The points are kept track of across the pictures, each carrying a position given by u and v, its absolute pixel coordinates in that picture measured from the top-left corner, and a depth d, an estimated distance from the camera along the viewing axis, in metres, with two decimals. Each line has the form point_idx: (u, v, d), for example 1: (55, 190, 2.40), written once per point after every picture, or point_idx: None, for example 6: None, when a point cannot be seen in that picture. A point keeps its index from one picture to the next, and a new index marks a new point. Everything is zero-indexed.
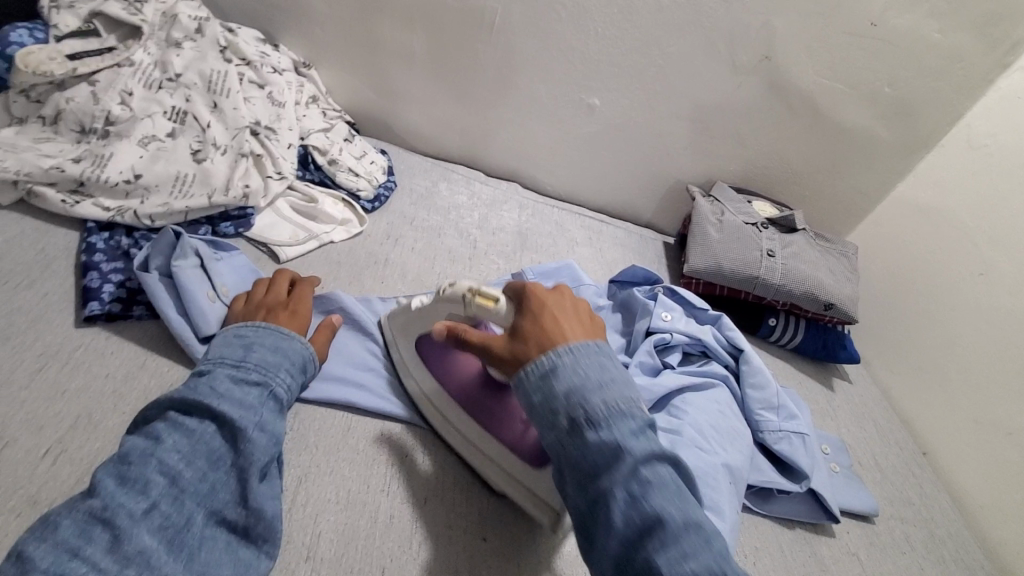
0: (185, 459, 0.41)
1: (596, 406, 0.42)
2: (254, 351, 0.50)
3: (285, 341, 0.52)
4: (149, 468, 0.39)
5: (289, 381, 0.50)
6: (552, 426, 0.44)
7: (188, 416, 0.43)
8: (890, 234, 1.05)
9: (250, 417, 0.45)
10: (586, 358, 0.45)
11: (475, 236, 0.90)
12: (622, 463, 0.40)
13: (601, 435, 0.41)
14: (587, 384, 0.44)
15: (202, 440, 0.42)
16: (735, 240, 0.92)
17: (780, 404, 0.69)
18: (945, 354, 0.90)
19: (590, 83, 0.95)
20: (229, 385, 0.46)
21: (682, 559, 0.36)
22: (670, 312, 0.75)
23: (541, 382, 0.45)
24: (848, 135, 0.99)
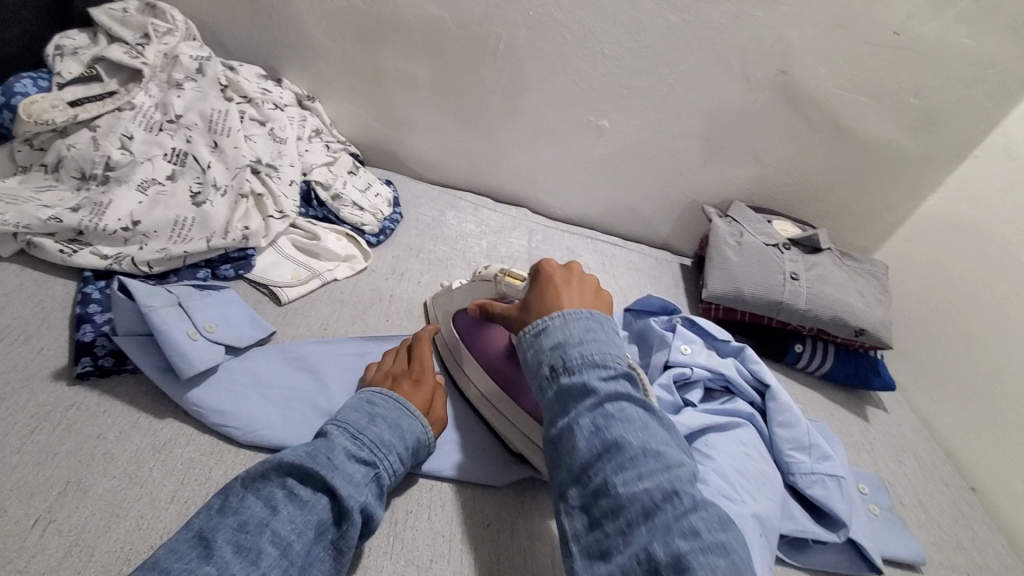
0: (298, 529, 0.40)
1: (574, 357, 0.45)
2: (371, 428, 0.50)
3: (406, 425, 0.53)
4: (263, 538, 0.38)
5: (395, 466, 0.49)
6: (537, 375, 0.47)
7: (305, 483, 0.43)
8: (922, 250, 1.00)
9: (357, 495, 0.45)
10: (576, 324, 0.47)
11: (483, 266, 0.87)
12: (591, 401, 0.42)
13: (573, 379, 0.44)
14: (570, 339, 0.46)
15: (316, 511, 0.42)
16: (756, 263, 0.87)
17: (813, 443, 0.64)
18: (991, 380, 0.84)
19: (599, 105, 0.93)
20: (343, 458, 0.46)
21: (637, 481, 0.38)
22: (689, 344, 0.71)
23: (534, 339, 0.49)
24: (872, 149, 0.95)
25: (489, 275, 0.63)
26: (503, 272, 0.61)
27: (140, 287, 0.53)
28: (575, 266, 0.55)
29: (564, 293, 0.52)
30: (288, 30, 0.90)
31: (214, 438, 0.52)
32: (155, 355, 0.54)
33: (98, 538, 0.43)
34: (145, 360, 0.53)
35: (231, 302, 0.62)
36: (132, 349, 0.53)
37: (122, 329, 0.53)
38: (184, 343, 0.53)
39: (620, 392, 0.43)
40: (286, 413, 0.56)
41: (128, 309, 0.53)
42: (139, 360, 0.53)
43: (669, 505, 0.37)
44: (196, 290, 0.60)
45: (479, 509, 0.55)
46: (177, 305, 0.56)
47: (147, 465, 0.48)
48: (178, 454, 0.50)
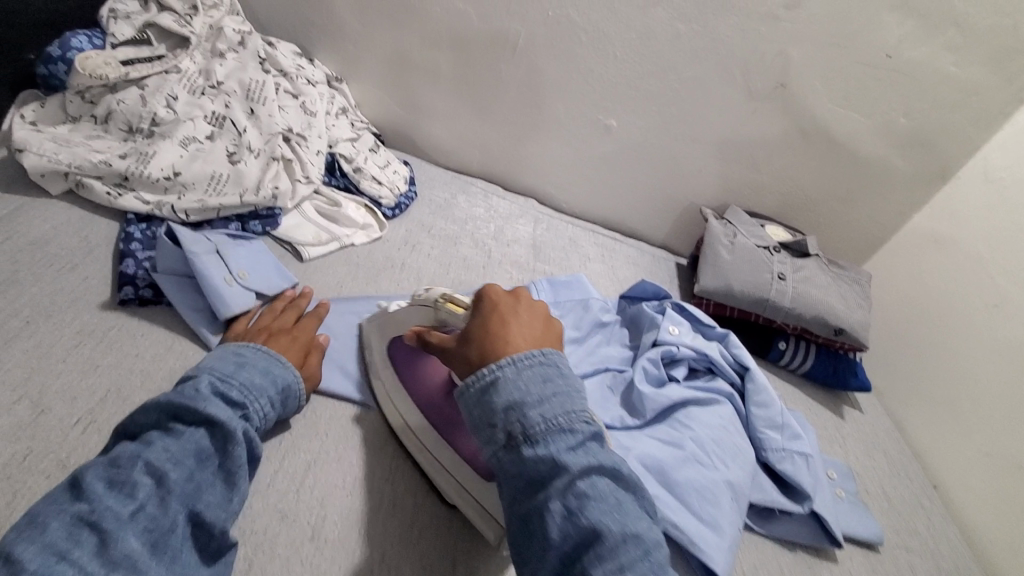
0: (174, 457, 0.42)
1: (534, 419, 0.43)
2: (241, 372, 0.50)
3: (277, 369, 0.53)
4: (138, 467, 0.40)
5: (269, 405, 0.51)
6: (490, 442, 0.44)
7: (178, 421, 0.44)
8: (904, 265, 1.05)
9: (236, 421, 0.47)
10: (526, 366, 0.46)
11: (490, 246, 0.93)
12: (562, 479, 0.40)
13: (536, 455, 0.42)
14: (528, 397, 0.44)
15: (191, 441, 0.44)
16: (746, 262, 0.93)
17: (785, 423, 0.69)
18: (959, 386, 0.89)
19: (608, 105, 0.98)
20: (214, 394, 0.47)
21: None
22: (677, 326, 0.76)
23: (480, 395, 0.46)
24: (862, 165, 1.00)
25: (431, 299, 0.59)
26: (446, 297, 0.57)
27: (188, 234, 0.60)
28: (522, 294, 0.55)
29: (511, 321, 0.51)
30: (322, 14, 0.96)
31: None
32: (197, 294, 0.60)
33: None
34: (186, 297, 0.59)
35: (263, 254, 0.67)
36: (175, 285, 0.59)
37: (167, 269, 0.59)
38: (221, 286, 0.59)
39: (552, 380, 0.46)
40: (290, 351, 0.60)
41: (172, 251, 0.60)
42: (180, 296, 0.59)
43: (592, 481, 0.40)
44: (232, 243, 0.66)
45: None
46: (216, 251, 0.62)
47: None
48: None
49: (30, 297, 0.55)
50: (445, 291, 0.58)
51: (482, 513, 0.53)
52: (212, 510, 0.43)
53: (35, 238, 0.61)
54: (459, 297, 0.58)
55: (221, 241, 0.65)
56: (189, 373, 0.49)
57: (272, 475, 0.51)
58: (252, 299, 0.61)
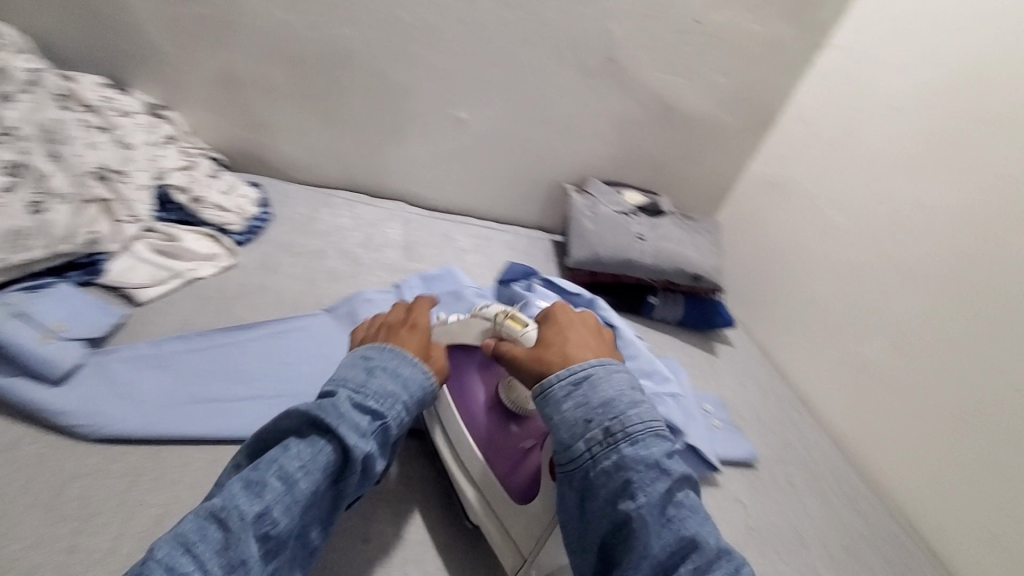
0: (303, 468, 0.42)
1: (634, 422, 0.45)
2: (377, 380, 0.49)
3: (410, 372, 0.51)
4: (231, 482, 0.41)
5: (401, 416, 0.49)
6: (586, 434, 0.45)
7: (316, 431, 0.44)
8: (748, 207, 1.15)
9: (363, 443, 0.45)
10: (615, 372, 0.49)
11: (358, 254, 0.91)
12: (663, 484, 0.43)
13: (638, 454, 0.44)
14: (621, 397, 0.47)
15: (320, 452, 0.43)
16: (608, 229, 0.98)
17: (654, 370, 0.74)
18: (807, 309, 1.00)
19: (456, 98, 1.00)
20: (350, 408, 0.46)
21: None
22: (546, 300, 0.79)
23: (543, 401, 0.48)
24: (697, 123, 1.09)
25: (490, 315, 0.58)
26: (507, 315, 0.57)
27: None
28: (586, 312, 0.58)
29: (566, 330, 0.54)
30: (130, 39, 0.88)
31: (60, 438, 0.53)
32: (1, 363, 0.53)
33: None
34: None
35: (74, 294, 0.62)
36: None
37: None
38: (40, 348, 0.55)
39: (686, 477, 0.45)
40: (160, 411, 0.57)
41: None
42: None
43: None
44: (32, 295, 0.59)
45: None
46: (15, 313, 0.56)
47: None
48: (22, 453, 0.51)
49: None
50: (504, 310, 0.57)
51: (502, 531, 0.56)
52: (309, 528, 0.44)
53: None
54: (514, 310, 0.57)
55: (20, 297, 0.58)
56: (323, 388, 0.48)
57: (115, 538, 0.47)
58: (80, 351, 0.58)
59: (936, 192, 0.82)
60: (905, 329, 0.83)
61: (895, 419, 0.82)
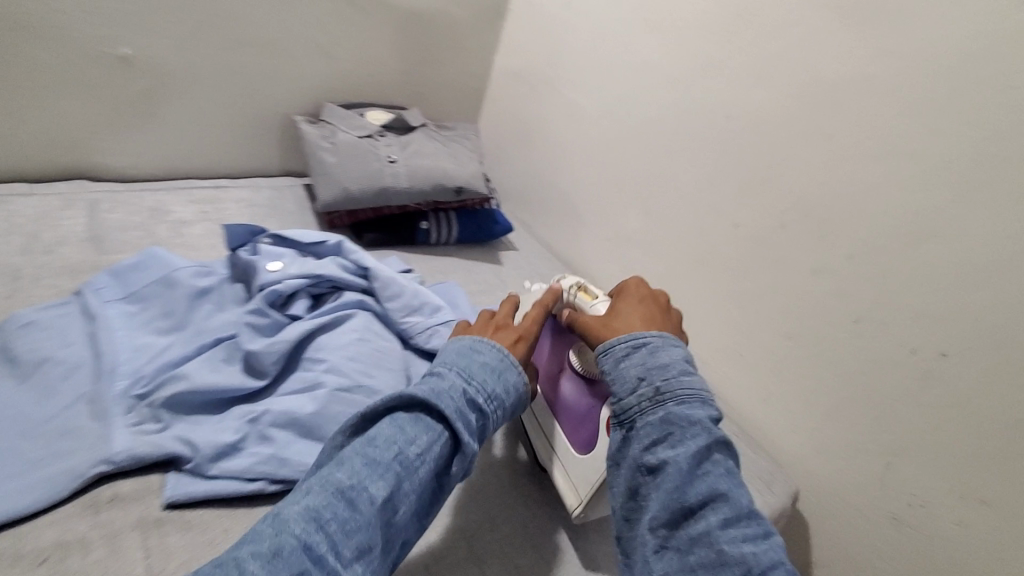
0: (387, 457, 0.39)
1: (678, 384, 0.45)
2: (485, 372, 0.46)
3: (509, 371, 0.48)
4: (356, 463, 0.38)
5: (499, 423, 0.46)
6: (636, 389, 0.46)
7: (425, 413, 0.42)
8: (503, 105, 1.11)
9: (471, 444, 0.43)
10: (667, 346, 0.48)
11: (16, 264, 0.67)
12: (703, 440, 0.42)
13: (681, 407, 0.43)
14: (648, 367, 0.46)
15: (396, 446, 0.39)
16: (353, 157, 0.86)
17: (420, 303, 0.69)
18: (573, 195, 1.00)
19: (102, 28, 0.76)
20: (461, 399, 0.43)
21: (741, 540, 0.38)
22: (279, 260, 0.67)
23: (620, 359, 0.48)
24: (425, 21, 0.99)
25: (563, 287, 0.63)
26: (579, 288, 0.62)
27: None
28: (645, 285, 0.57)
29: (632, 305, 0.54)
30: None
31: None
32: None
33: None
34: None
35: None
36: None
37: None
38: None
39: (721, 440, 0.43)
40: None
41: None
42: None
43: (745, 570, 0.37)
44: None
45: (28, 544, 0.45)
46: None
47: None
48: None
49: None
50: (577, 282, 0.63)
51: (567, 480, 0.57)
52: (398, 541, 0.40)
53: None
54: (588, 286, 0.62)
55: None
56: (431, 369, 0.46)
57: None
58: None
59: (648, 54, 0.84)
60: (648, 194, 0.87)
61: (657, 279, 0.88)
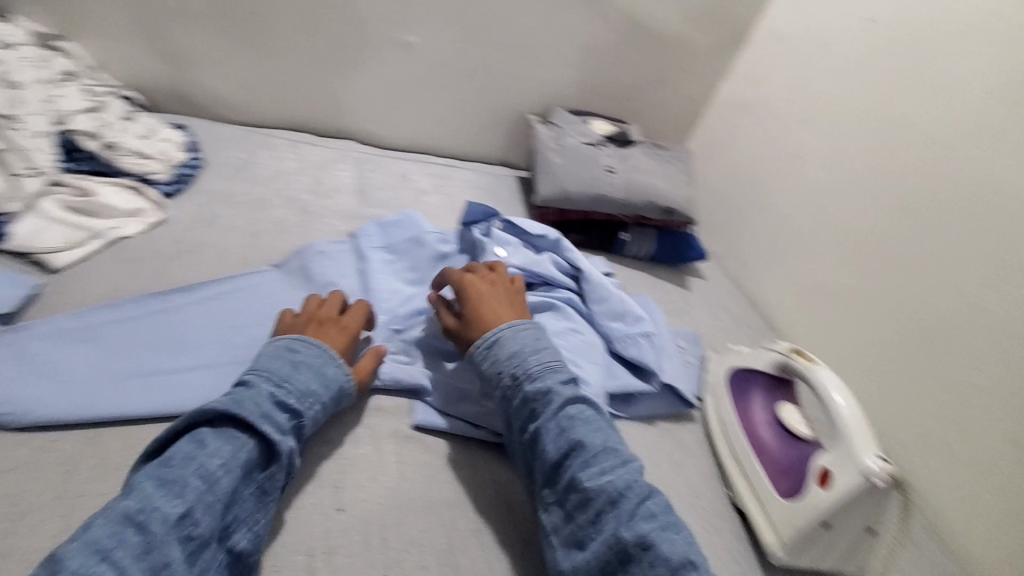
0: (224, 466, 0.43)
1: (534, 364, 0.54)
2: (300, 372, 0.51)
3: (329, 368, 0.53)
4: (190, 470, 0.42)
5: (318, 415, 0.51)
6: (497, 386, 0.54)
7: (231, 424, 0.46)
8: (719, 133, 1.11)
9: (285, 439, 0.47)
10: (522, 329, 0.57)
11: (307, 201, 0.82)
12: (556, 403, 0.52)
13: (535, 391, 0.53)
14: (525, 348, 0.55)
15: (242, 449, 0.45)
16: (576, 162, 0.92)
17: (624, 311, 0.71)
18: (777, 237, 0.98)
19: (402, 20, 0.89)
20: (270, 406, 0.48)
21: (600, 476, 0.47)
22: (505, 245, 0.74)
23: (487, 352, 0.56)
24: (666, 42, 1.02)
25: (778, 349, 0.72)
26: (794, 351, 0.70)
27: None
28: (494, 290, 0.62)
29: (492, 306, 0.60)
30: None
31: None
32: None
33: None
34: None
35: None
36: None
37: None
38: None
39: (578, 397, 0.53)
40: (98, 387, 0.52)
41: None
42: None
43: (628, 494, 0.46)
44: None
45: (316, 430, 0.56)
46: None
47: None
48: None
49: None
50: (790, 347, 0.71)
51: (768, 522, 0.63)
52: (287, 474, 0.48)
53: None
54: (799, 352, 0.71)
55: None
56: (243, 376, 0.50)
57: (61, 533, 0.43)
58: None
59: (914, 108, 0.78)
60: (871, 254, 0.82)
61: (860, 342, 0.83)
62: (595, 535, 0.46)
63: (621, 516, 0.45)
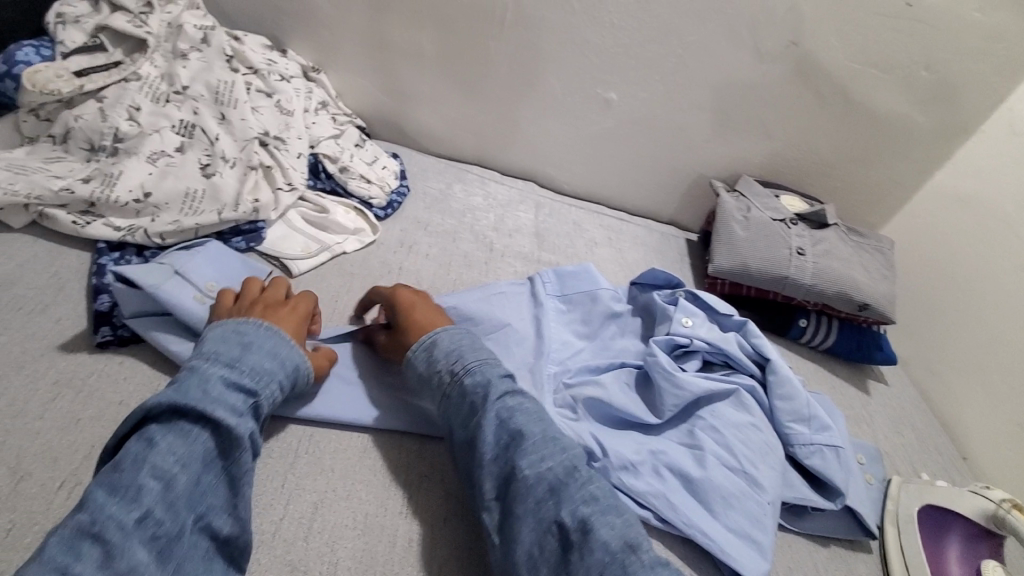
0: (180, 461, 0.41)
1: (471, 360, 0.54)
2: (263, 357, 0.49)
3: (279, 348, 0.50)
4: (142, 474, 0.39)
5: (276, 393, 0.48)
6: (438, 384, 0.54)
7: (180, 417, 0.42)
8: (925, 226, 0.99)
9: (244, 423, 0.45)
10: (454, 332, 0.57)
11: (490, 238, 0.87)
12: (497, 394, 0.51)
13: (474, 384, 0.52)
14: (463, 346, 0.56)
15: (197, 441, 0.42)
16: (762, 238, 0.88)
17: (812, 415, 0.65)
18: (988, 356, 0.85)
19: (607, 78, 0.91)
20: (220, 387, 0.45)
21: (540, 463, 0.47)
22: (690, 317, 0.72)
23: (426, 354, 0.56)
24: (880, 124, 0.93)
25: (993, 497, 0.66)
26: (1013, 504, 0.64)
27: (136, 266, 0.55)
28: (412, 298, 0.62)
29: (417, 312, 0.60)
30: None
31: None
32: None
33: None
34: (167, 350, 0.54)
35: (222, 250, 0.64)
36: None
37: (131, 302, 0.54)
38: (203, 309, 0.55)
39: (514, 389, 0.53)
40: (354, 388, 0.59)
41: (129, 289, 0.54)
42: None
43: (572, 479, 0.46)
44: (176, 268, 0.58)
45: None
46: (174, 274, 0.57)
47: None
48: None
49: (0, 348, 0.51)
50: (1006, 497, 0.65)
51: None
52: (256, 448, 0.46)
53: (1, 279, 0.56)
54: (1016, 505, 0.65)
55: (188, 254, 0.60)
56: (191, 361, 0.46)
57: (279, 522, 0.47)
58: None
59: None
60: None
61: None
62: (531, 522, 0.44)
63: (563, 501, 0.45)
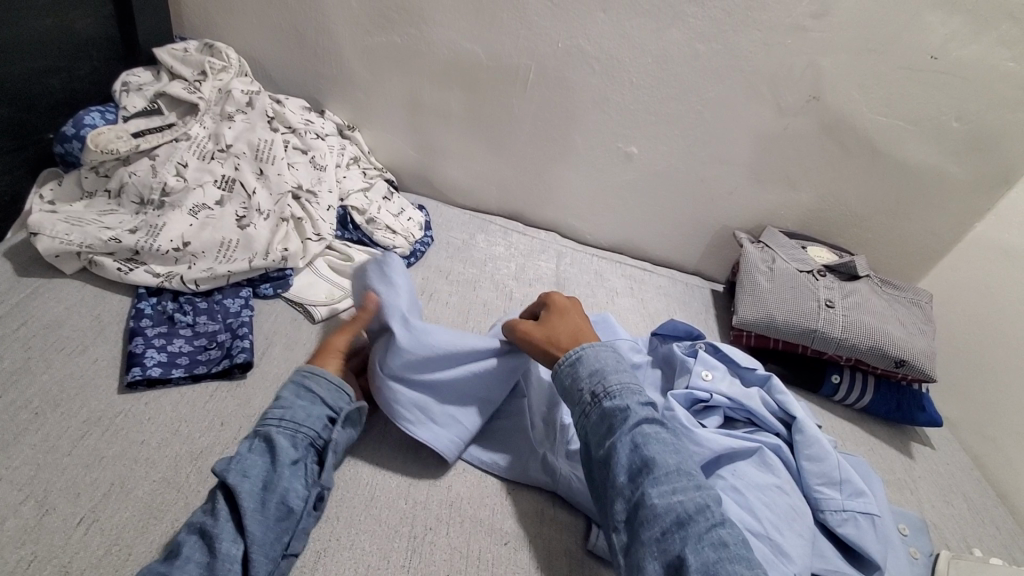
0: (202, 516, 0.45)
1: (613, 382, 0.54)
2: (294, 406, 0.54)
3: (300, 389, 0.56)
4: (182, 531, 0.44)
5: (296, 430, 0.52)
6: (578, 402, 0.54)
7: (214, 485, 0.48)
8: (968, 279, 0.95)
9: (252, 470, 0.48)
10: (604, 351, 0.57)
11: (510, 287, 0.88)
12: (632, 421, 0.50)
13: (616, 408, 0.52)
14: (607, 367, 0.55)
15: (220, 492, 0.47)
16: (788, 290, 0.86)
17: (844, 479, 0.61)
18: None
19: (628, 132, 0.94)
20: (243, 447, 0.50)
21: (671, 495, 0.45)
22: (710, 370, 0.70)
23: (569, 370, 0.56)
24: (910, 175, 0.91)
25: None
26: None
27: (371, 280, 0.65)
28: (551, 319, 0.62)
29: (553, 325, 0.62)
30: (331, 65, 0.95)
31: (235, 440, 0.55)
32: (195, 359, 0.61)
33: (136, 537, 0.45)
34: (238, 418, 0.57)
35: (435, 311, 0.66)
36: (170, 360, 0.60)
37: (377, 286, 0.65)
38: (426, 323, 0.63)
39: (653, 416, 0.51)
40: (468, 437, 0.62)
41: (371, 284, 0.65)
42: (186, 367, 0.60)
43: (701, 517, 0.44)
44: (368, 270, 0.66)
45: (497, 525, 0.55)
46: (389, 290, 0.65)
47: (185, 472, 0.51)
48: (212, 462, 0.52)
49: (41, 386, 0.54)
50: None
51: None
52: (298, 498, 0.48)
53: (49, 321, 0.61)
54: None
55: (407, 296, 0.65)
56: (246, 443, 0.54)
57: None
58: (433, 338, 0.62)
59: None
60: None
61: None
62: (657, 555, 0.43)
63: (688, 537, 0.43)
